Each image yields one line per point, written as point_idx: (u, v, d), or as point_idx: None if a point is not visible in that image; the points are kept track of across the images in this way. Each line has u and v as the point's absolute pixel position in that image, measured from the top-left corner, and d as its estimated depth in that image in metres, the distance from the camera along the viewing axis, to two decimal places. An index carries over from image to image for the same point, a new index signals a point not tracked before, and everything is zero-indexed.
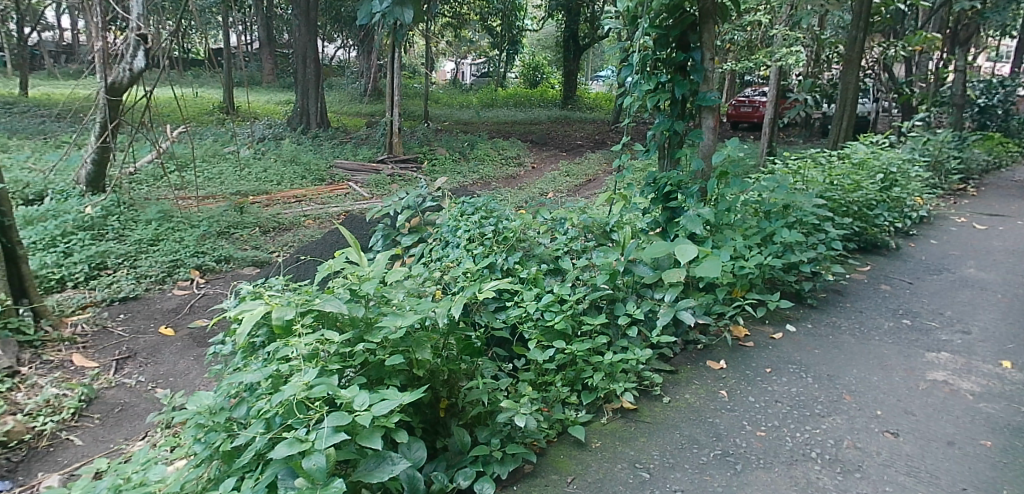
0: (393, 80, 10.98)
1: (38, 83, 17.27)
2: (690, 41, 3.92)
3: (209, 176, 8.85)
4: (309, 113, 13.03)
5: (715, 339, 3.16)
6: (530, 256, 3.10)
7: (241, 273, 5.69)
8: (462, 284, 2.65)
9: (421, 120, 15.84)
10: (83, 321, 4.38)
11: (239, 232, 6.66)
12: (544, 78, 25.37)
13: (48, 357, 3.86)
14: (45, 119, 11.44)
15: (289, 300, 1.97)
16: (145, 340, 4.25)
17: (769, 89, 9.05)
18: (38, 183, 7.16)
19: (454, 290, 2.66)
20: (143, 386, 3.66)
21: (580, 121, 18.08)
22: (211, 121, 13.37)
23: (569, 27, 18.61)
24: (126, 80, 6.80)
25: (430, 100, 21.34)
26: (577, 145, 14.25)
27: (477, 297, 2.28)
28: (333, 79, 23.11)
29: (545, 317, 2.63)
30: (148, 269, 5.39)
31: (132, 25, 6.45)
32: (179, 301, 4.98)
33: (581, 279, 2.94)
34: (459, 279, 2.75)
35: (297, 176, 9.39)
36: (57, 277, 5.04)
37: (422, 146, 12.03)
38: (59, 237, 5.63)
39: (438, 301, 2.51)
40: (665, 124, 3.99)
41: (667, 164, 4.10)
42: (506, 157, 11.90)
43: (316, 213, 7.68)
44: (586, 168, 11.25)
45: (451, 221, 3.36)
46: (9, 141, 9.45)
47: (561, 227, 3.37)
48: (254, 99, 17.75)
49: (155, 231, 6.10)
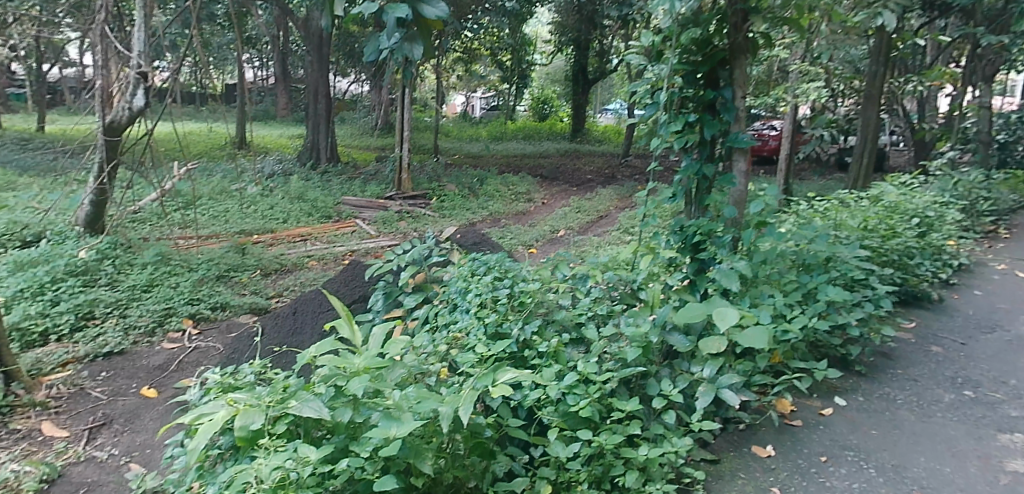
0: (404, 115, 10.78)
1: (57, 118, 17.29)
2: (720, 78, 3.61)
3: (213, 215, 8.57)
4: (319, 148, 12.83)
5: (758, 417, 2.80)
6: (550, 323, 2.75)
7: (237, 322, 5.34)
8: (470, 363, 2.32)
9: (431, 154, 15.69)
10: (60, 382, 4.04)
11: (238, 275, 6.34)
12: (552, 111, 25.41)
13: (14, 426, 3.52)
14: (56, 154, 11.27)
15: (261, 400, 1.66)
16: (124, 404, 3.91)
17: (786, 125, 8.81)
18: (36, 223, 6.80)
19: (461, 370, 2.33)
20: (115, 460, 3.31)
21: (590, 155, 17.86)
22: (222, 156, 13.22)
23: (579, 61, 18.71)
24: (125, 119, 6.32)
25: (440, 133, 21.29)
26: (588, 179, 13.99)
27: (490, 390, 1.94)
28: (346, 113, 23.16)
29: (568, 401, 2.26)
30: (137, 318, 5.02)
31: (134, 63, 6.08)
32: (167, 356, 4.61)
33: (609, 352, 2.56)
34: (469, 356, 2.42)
35: (304, 213, 9.15)
36: (40, 330, 4.66)
37: (431, 182, 11.75)
38: (48, 284, 5.22)
39: (444, 387, 2.18)
40: (693, 168, 3.66)
41: (695, 211, 3.74)
42: (517, 193, 11.63)
43: (321, 254, 7.41)
44: (598, 204, 10.95)
45: (460, 281, 3.03)
46: (18, 179, 9.23)
47: (583, 285, 3.04)
48: (266, 134, 17.69)
49: (150, 275, 5.72)
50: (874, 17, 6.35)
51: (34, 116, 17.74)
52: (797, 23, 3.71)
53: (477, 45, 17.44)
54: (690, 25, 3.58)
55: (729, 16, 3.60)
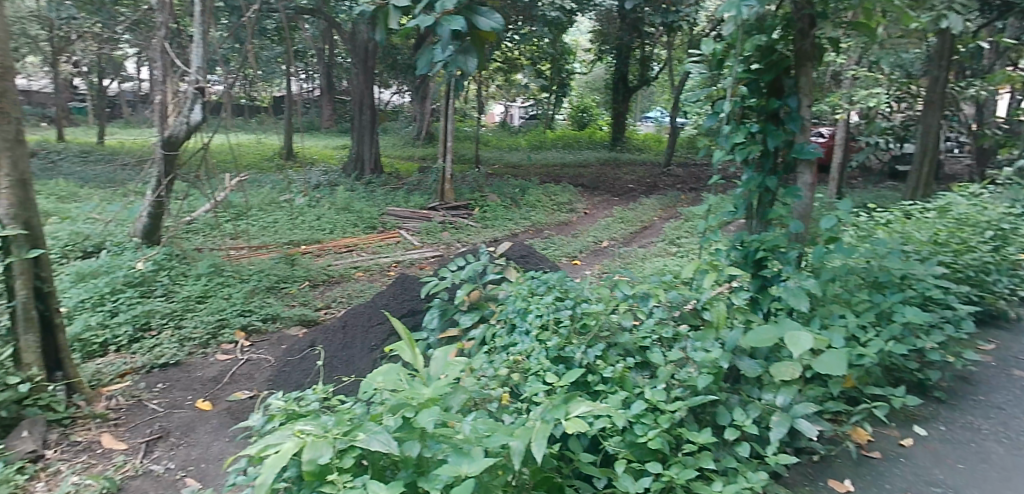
0: (447, 126, 10.78)
1: (116, 132, 17.88)
2: (784, 86, 3.40)
3: (263, 225, 8.68)
4: (363, 159, 12.95)
5: (833, 447, 2.64)
6: (612, 347, 2.67)
7: (287, 334, 5.37)
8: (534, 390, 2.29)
9: (471, 164, 15.68)
10: (118, 394, 4.10)
11: (288, 287, 6.38)
12: (592, 120, 25.21)
13: (75, 437, 3.56)
14: (113, 167, 11.59)
15: (327, 431, 1.64)
16: (180, 417, 3.94)
17: (840, 133, 8.56)
18: (97, 234, 6.92)
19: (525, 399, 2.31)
20: (171, 474, 3.32)
21: (631, 164, 17.64)
22: (270, 168, 13.46)
23: (620, 69, 18.56)
24: (183, 133, 6.39)
25: (481, 142, 21.35)
26: (629, 189, 13.79)
27: (566, 426, 1.91)
28: (388, 124, 23.41)
29: (635, 431, 2.17)
30: (192, 330, 5.06)
31: (192, 78, 6.17)
32: (220, 368, 4.63)
33: (678, 378, 2.45)
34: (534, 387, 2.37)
35: (350, 223, 9.21)
36: (100, 341, 4.74)
37: (472, 192, 11.72)
38: (108, 294, 5.31)
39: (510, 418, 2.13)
40: (755, 180, 3.46)
41: (757, 225, 3.51)
42: (559, 203, 11.52)
43: (367, 265, 7.44)
44: (641, 214, 10.77)
45: (519, 300, 3.01)
46: (80, 191, 9.52)
47: (645, 304, 2.92)
48: (312, 145, 17.99)
49: (204, 286, 5.79)
50: (938, 19, 6.07)
51: (95, 129, 18.41)
52: (869, 28, 3.36)
53: (518, 55, 17.41)
54: (753, 33, 3.39)
55: (795, 22, 3.39)
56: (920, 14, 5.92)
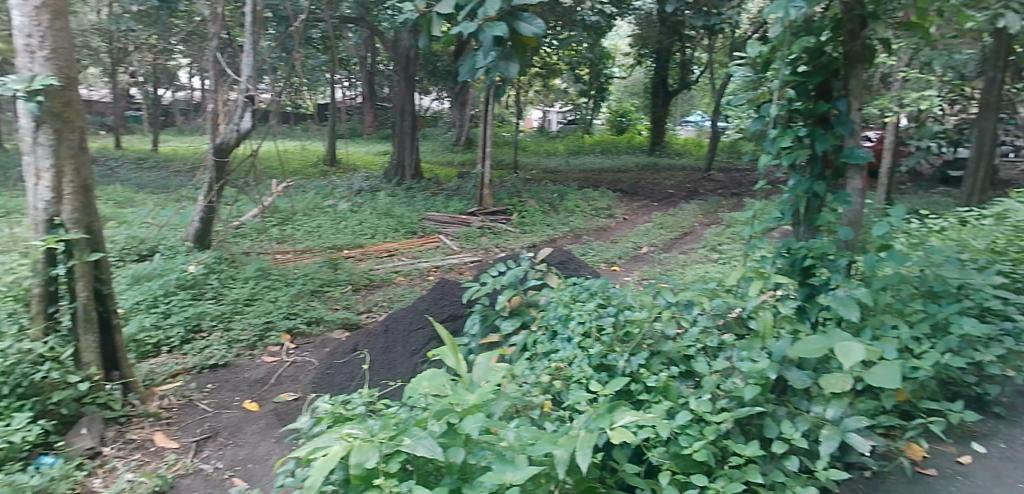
0: (486, 131, 10.82)
1: (169, 139, 18.49)
2: (834, 88, 3.23)
3: (308, 230, 8.85)
4: (404, 165, 13.10)
5: (886, 463, 2.55)
6: (655, 355, 2.65)
7: (331, 337, 5.45)
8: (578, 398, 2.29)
9: (510, 170, 15.73)
10: (171, 394, 4.22)
11: (332, 290, 6.49)
12: (631, 124, 25.01)
13: (130, 435, 3.67)
14: (166, 173, 11.99)
15: (374, 436, 1.66)
16: (228, 417, 4.04)
17: (889, 137, 8.32)
18: (152, 238, 7.15)
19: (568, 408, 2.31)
20: (219, 474, 3.40)
21: (670, 168, 17.43)
22: (314, 174, 13.73)
23: (660, 73, 18.40)
24: (233, 140, 6.55)
25: (519, 147, 21.40)
26: (669, 194, 13.63)
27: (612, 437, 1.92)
28: (428, 130, 23.67)
29: (679, 442, 2.15)
30: (240, 332, 5.18)
31: (242, 86, 6.32)
32: (267, 370, 4.74)
33: (724, 389, 2.41)
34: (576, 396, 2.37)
35: (391, 228, 9.32)
36: (154, 342, 4.88)
37: (511, 197, 11.74)
38: (161, 296, 5.47)
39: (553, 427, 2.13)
40: (802, 185, 3.27)
41: (805, 232, 3.32)
42: (597, 208, 11.46)
43: (407, 269, 7.52)
44: (682, 219, 10.62)
45: (561, 307, 3.01)
46: (136, 196, 9.87)
47: (689, 312, 2.87)
48: (354, 151, 18.28)
49: (252, 290, 5.93)
50: (995, 18, 5.84)
51: (150, 136, 19.07)
52: (922, 27, 3.23)
53: (556, 60, 17.39)
54: (801, 34, 3.19)
55: (845, 22, 3.22)
56: (975, 12, 5.71)
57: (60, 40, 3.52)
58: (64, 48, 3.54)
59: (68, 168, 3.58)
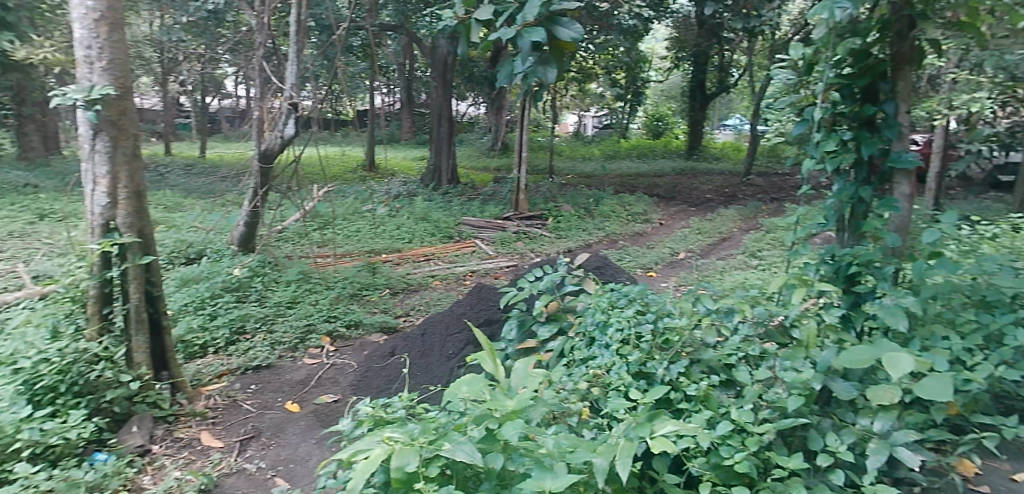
0: (523, 136, 10.83)
1: (215, 145, 18.99)
2: (880, 91, 3.10)
3: (348, 234, 8.99)
4: (441, 170, 13.20)
5: (935, 479, 2.47)
6: (695, 363, 2.62)
7: (369, 340, 5.52)
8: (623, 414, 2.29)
9: (546, 174, 15.73)
10: (217, 393, 4.34)
11: (370, 294, 6.58)
12: (668, 128, 24.78)
13: (178, 434, 3.78)
14: (212, 178, 12.31)
15: (414, 440, 1.68)
16: (271, 417, 4.12)
17: (938, 140, 8.07)
18: (199, 241, 7.35)
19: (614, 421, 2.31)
20: (262, 474, 3.47)
21: (708, 173, 17.21)
22: (354, 179, 13.94)
23: (698, 76, 18.21)
24: (277, 147, 6.68)
25: (555, 152, 21.38)
26: (707, 199, 13.45)
27: (654, 448, 1.92)
28: (465, 136, 23.83)
29: (720, 453, 2.12)
30: (282, 334, 5.29)
31: (286, 94, 6.44)
32: (308, 372, 4.82)
33: (766, 399, 2.37)
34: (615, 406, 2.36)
35: (428, 233, 9.40)
36: (200, 343, 5.01)
37: (547, 202, 11.73)
38: (208, 298, 5.61)
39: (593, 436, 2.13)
40: (848, 190, 3.12)
41: (850, 238, 3.18)
42: (634, 213, 11.36)
43: (444, 274, 7.57)
44: (720, 225, 10.47)
45: (599, 313, 3.01)
46: (184, 201, 10.16)
47: (729, 320, 2.81)
48: (392, 156, 18.52)
49: (294, 293, 6.04)
50: None
51: (197, 143, 19.62)
52: (974, 27, 3.08)
53: (593, 64, 17.33)
54: (846, 36, 3.04)
55: (892, 23, 3.08)
56: None
57: (116, 51, 3.65)
58: (120, 59, 3.67)
59: (123, 174, 3.72)
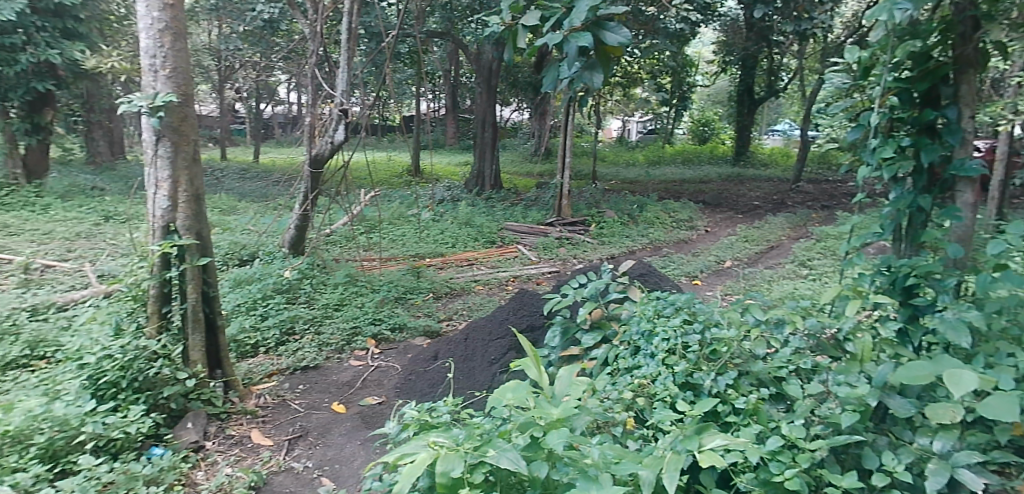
0: (566, 142, 10.80)
1: (268, 151, 19.53)
2: (942, 95, 2.93)
3: (393, 238, 9.12)
4: (484, 175, 13.27)
5: None
6: (744, 375, 2.57)
7: (413, 344, 5.58)
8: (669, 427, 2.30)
9: (589, 180, 15.67)
10: (267, 393, 4.44)
11: (414, 297, 6.65)
12: (714, 133, 24.40)
13: (230, 431, 3.88)
14: (263, 183, 12.66)
15: (459, 445, 1.69)
16: (318, 417, 4.20)
17: (1001, 147, 7.75)
18: (252, 243, 7.55)
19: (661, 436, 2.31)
20: (309, 473, 3.54)
21: (755, 179, 16.87)
22: (399, 184, 14.14)
23: (745, 80, 17.90)
24: (327, 152, 6.83)
25: (598, 158, 21.28)
26: (754, 206, 13.17)
27: (702, 463, 1.90)
28: (509, 141, 23.92)
29: (769, 469, 2.08)
30: (329, 336, 5.38)
31: (337, 100, 6.56)
32: (353, 373, 4.90)
33: (818, 415, 2.31)
34: (661, 420, 2.36)
35: (470, 238, 9.46)
36: (252, 342, 5.14)
37: (590, 208, 11.66)
38: (259, 300, 5.75)
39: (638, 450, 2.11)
40: (905, 198, 2.98)
41: (907, 250, 3.03)
42: (679, 220, 11.21)
43: (487, 279, 7.61)
44: (768, 232, 10.24)
45: (644, 322, 3.00)
46: (238, 204, 10.48)
47: (779, 332, 2.73)
48: (437, 162, 18.71)
49: (341, 295, 6.14)
50: None
51: (251, 148, 20.21)
52: None
53: (638, 69, 17.17)
54: (906, 38, 2.91)
55: (955, 24, 2.90)
56: None
57: (179, 60, 3.79)
58: (183, 68, 3.81)
59: (183, 178, 3.85)
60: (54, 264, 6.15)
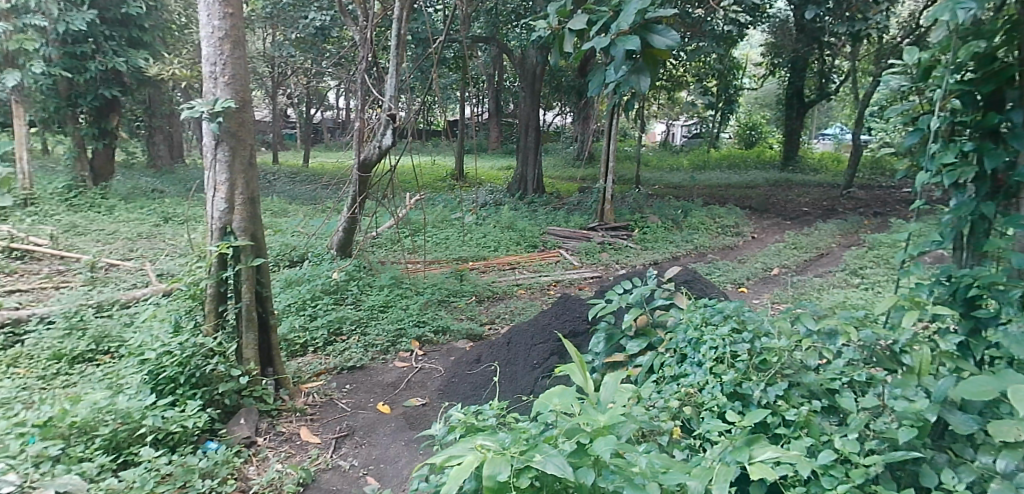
0: (610, 146, 10.72)
1: (317, 155, 19.99)
2: (1007, 98, 2.75)
3: (437, 242, 9.20)
4: (527, 179, 13.27)
5: None
6: (795, 386, 2.52)
7: (456, 346, 5.63)
8: (718, 438, 2.27)
9: (632, 185, 15.52)
10: (315, 391, 4.54)
11: (458, 300, 6.70)
12: (761, 138, 23.91)
13: (280, 428, 3.98)
14: (311, 186, 12.95)
15: (505, 449, 1.69)
16: (364, 417, 4.27)
17: None
18: (302, 245, 7.73)
19: (709, 447, 2.28)
20: (355, 471, 3.60)
21: (804, 184, 16.47)
22: (443, 188, 14.28)
23: (795, 83, 17.49)
24: (375, 157, 6.91)
25: (642, 162, 21.08)
26: (803, 212, 12.86)
27: (752, 475, 1.86)
28: (552, 145, 23.92)
29: (822, 484, 2.03)
30: (375, 337, 5.46)
31: (385, 106, 6.62)
32: (398, 375, 4.96)
33: (874, 429, 2.24)
34: (710, 431, 2.34)
35: (513, 242, 9.48)
36: (302, 342, 5.26)
37: (633, 213, 11.55)
38: (308, 300, 5.88)
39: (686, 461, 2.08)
40: (967, 205, 2.84)
41: (969, 258, 2.89)
42: (724, 226, 11.01)
43: (529, 283, 7.61)
44: (817, 239, 9.97)
45: (691, 330, 2.97)
46: (288, 207, 10.75)
47: (833, 343, 2.66)
48: (481, 166, 18.85)
49: (386, 297, 6.23)
50: None
51: (301, 152, 20.72)
52: None
53: (684, 73, 16.96)
54: (969, 38, 2.79)
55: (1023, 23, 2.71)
56: None
57: (237, 67, 3.92)
58: (240, 74, 3.93)
59: (240, 181, 3.97)
60: (117, 263, 6.41)
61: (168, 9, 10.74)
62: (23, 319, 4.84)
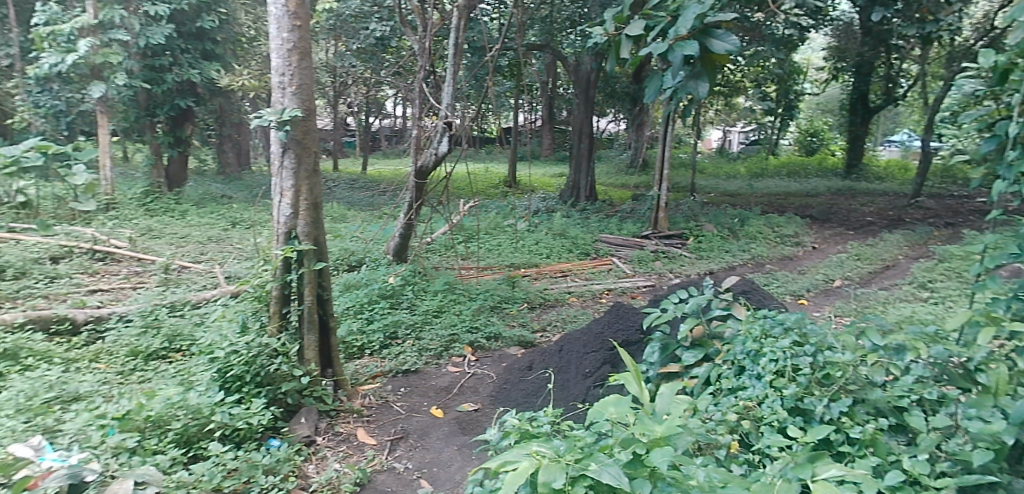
0: (664, 153, 10.58)
1: (374, 162, 20.44)
2: None
3: (490, 248, 9.26)
4: (580, 186, 13.22)
5: None
6: (860, 403, 2.44)
7: (508, 353, 5.65)
8: (778, 453, 2.21)
9: (687, 192, 15.28)
10: (371, 393, 4.63)
11: (509, 307, 6.73)
12: (822, 144, 23.17)
13: (338, 428, 4.08)
14: (368, 192, 13.24)
15: (561, 457, 1.70)
16: (418, 420, 4.33)
17: None
18: (359, 250, 7.91)
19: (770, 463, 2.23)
20: (409, 474, 3.66)
21: (868, 193, 15.88)
22: (496, 194, 14.37)
23: (859, 88, 16.91)
24: (431, 164, 6.90)
25: (697, 169, 20.74)
26: (868, 222, 12.39)
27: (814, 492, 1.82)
28: (605, 153, 23.79)
29: None
30: (429, 341, 5.53)
31: (441, 114, 6.71)
32: (451, 380, 5.01)
33: (946, 451, 2.15)
34: (770, 446, 2.28)
35: (566, 249, 9.46)
36: (359, 344, 5.37)
37: (688, 221, 11.36)
38: (365, 304, 6.00)
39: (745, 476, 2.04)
40: None
41: None
42: (783, 235, 10.72)
43: (581, 291, 7.58)
44: (882, 250, 9.59)
45: (750, 341, 2.90)
46: (346, 212, 11.03)
47: (900, 358, 2.56)
48: (534, 173, 18.90)
49: (440, 302, 6.30)
50: None
51: (359, 159, 21.22)
52: None
53: (741, 79, 16.62)
54: None
55: None
56: None
57: (303, 77, 4.05)
58: (306, 84, 4.06)
59: (305, 187, 4.09)
60: (188, 265, 6.71)
61: (236, 23, 11.04)
62: (103, 317, 5.09)
